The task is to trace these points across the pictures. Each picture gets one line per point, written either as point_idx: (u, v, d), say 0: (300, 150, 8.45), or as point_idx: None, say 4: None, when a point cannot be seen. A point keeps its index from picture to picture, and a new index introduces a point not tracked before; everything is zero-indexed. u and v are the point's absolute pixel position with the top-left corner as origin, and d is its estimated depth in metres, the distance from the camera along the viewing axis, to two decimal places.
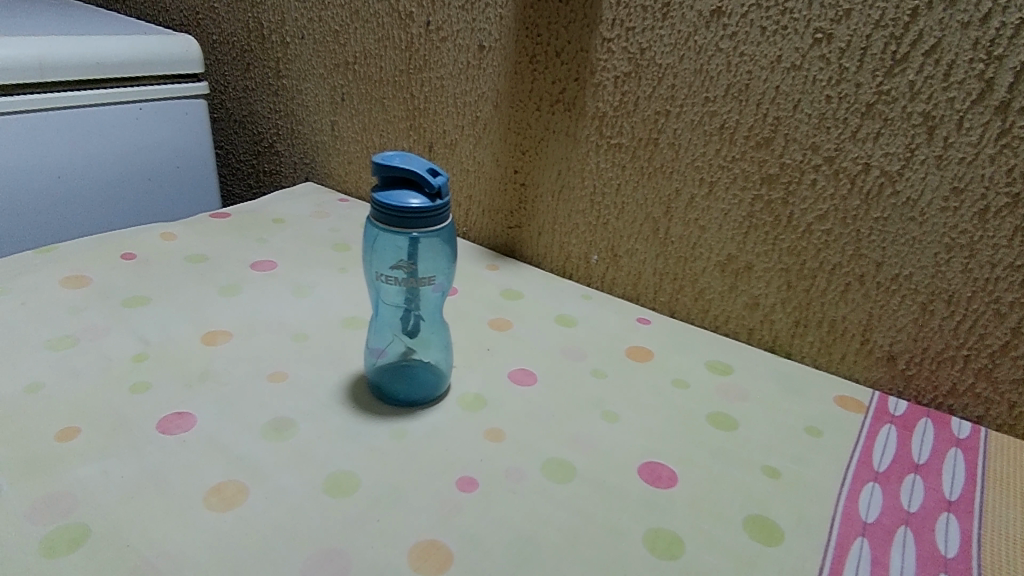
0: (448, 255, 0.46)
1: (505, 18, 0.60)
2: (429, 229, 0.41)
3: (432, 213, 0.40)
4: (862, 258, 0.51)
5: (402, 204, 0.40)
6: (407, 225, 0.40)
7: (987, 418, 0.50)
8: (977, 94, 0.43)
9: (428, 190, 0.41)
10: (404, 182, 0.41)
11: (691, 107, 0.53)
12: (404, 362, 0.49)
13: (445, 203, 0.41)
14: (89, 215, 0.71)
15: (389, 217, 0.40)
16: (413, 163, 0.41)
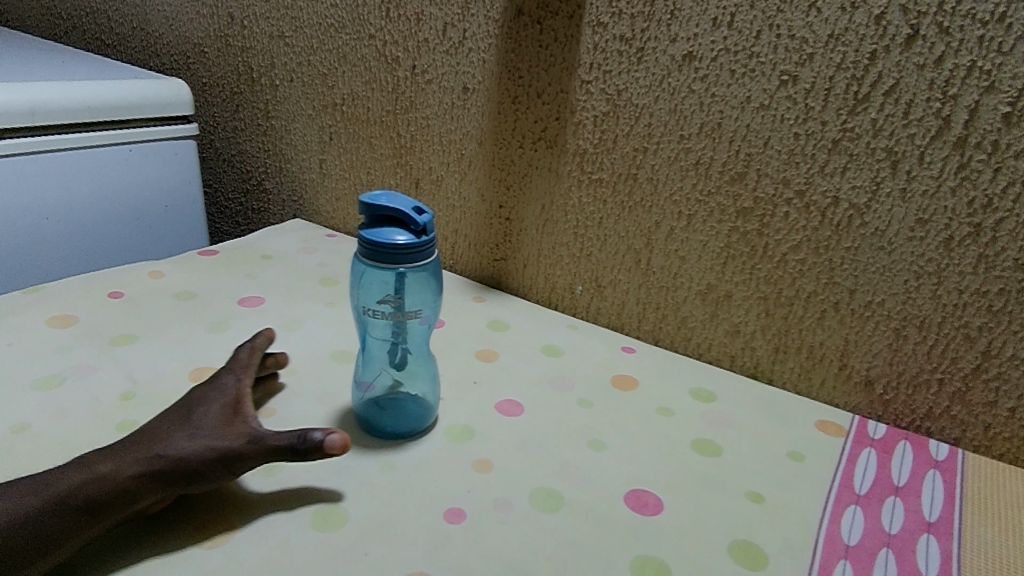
0: (433, 289, 0.47)
1: (488, 62, 0.62)
2: (414, 264, 0.42)
3: (416, 248, 0.42)
4: (836, 286, 0.53)
5: (388, 240, 0.41)
6: (393, 260, 0.41)
7: (964, 440, 0.52)
8: (935, 130, 0.45)
9: (413, 225, 0.42)
10: (390, 218, 0.43)
11: (668, 144, 0.56)
12: (392, 394, 0.50)
13: (429, 238, 0.42)
14: (76, 256, 0.72)
15: (376, 254, 0.42)
16: (399, 202, 0.43)
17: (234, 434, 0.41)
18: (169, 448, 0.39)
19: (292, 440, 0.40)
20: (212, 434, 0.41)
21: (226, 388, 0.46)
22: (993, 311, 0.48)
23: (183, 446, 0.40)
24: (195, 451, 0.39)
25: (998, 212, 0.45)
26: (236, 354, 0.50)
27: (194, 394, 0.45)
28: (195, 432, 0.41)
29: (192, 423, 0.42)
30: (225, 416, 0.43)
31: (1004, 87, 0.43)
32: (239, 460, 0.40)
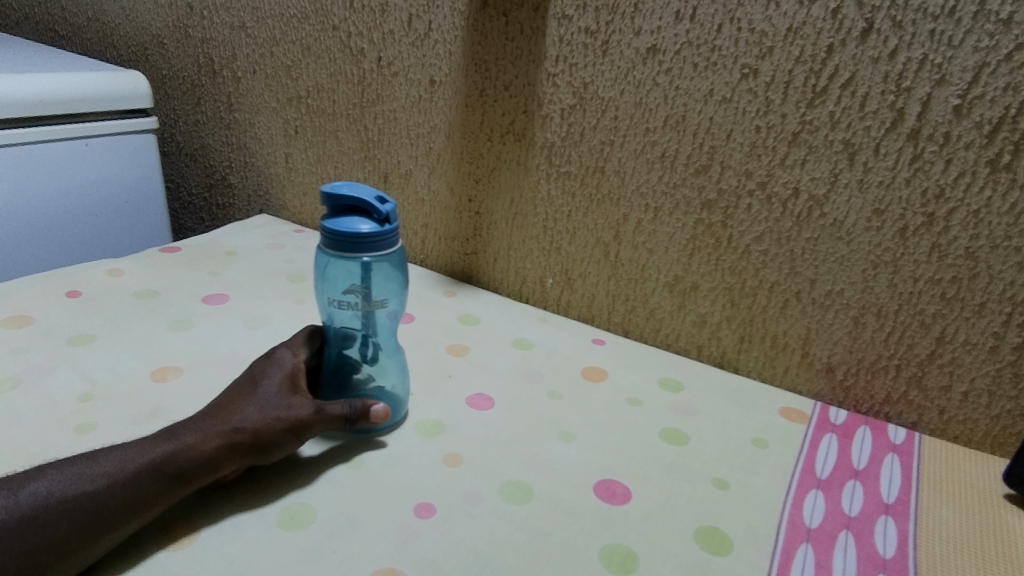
0: (398, 278, 0.46)
1: (454, 54, 0.62)
2: (376, 252, 0.42)
3: (376, 237, 0.41)
4: (797, 276, 0.54)
5: (349, 229, 0.41)
6: (355, 248, 0.41)
7: (921, 423, 0.54)
8: (890, 122, 0.46)
9: (376, 213, 0.42)
10: (352, 207, 0.42)
11: (634, 137, 0.56)
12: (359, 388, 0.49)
13: (390, 227, 0.42)
14: (30, 255, 0.69)
15: (339, 244, 0.41)
16: (361, 192, 0.42)
17: (299, 404, 0.43)
18: (241, 419, 0.42)
19: (345, 410, 0.44)
20: (279, 405, 0.43)
21: (283, 362, 0.47)
22: (946, 298, 0.49)
23: (241, 424, 0.41)
24: (266, 421, 0.42)
25: (949, 202, 0.47)
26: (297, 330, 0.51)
27: (253, 367, 0.47)
28: (263, 401, 0.43)
29: (257, 396, 0.44)
30: (287, 388, 0.45)
31: (954, 80, 0.44)
32: (306, 429, 0.43)
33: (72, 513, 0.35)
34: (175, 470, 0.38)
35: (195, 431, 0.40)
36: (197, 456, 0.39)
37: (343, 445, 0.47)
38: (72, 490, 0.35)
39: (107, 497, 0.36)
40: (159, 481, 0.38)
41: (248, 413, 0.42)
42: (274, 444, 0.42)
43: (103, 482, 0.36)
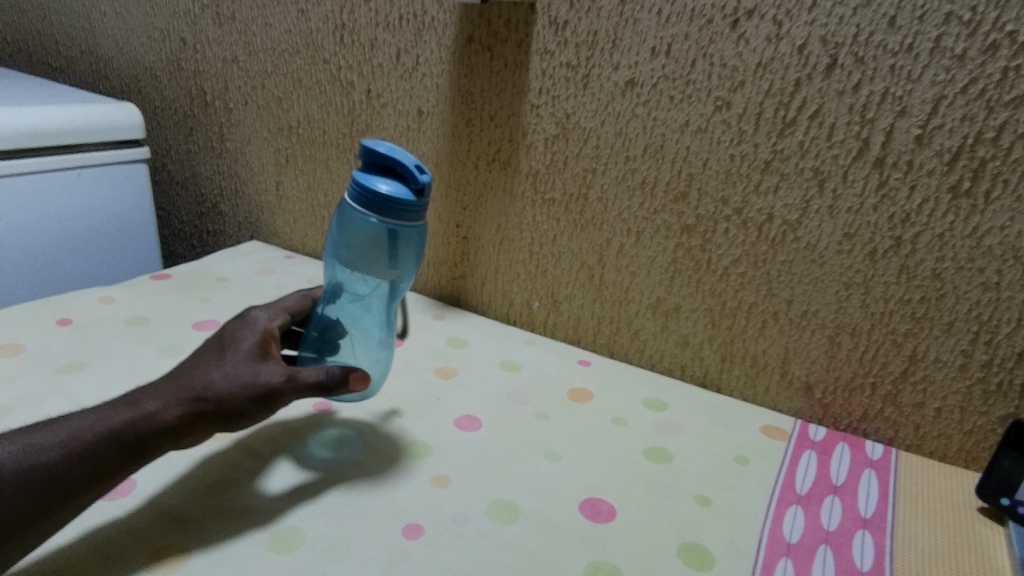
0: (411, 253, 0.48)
1: (441, 87, 0.64)
2: (391, 216, 0.43)
3: (396, 202, 0.43)
4: (774, 297, 0.56)
5: (372, 187, 0.43)
6: (371, 204, 0.43)
7: (897, 439, 0.55)
8: (856, 151, 0.49)
9: (409, 180, 0.44)
10: (386, 167, 0.45)
11: (615, 165, 0.58)
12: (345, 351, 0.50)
13: (412, 197, 0.44)
14: (21, 283, 0.69)
15: (360, 197, 0.44)
16: (404, 156, 0.44)
17: (270, 370, 0.43)
18: (211, 382, 0.41)
19: (321, 376, 0.43)
20: (250, 369, 0.43)
21: (253, 331, 0.46)
22: (916, 317, 0.51)
23: (206, 393, 0.41)
24: (236, 386, 0.41)
25: (915, 227, 0.49)
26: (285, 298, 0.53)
27: (223, 331, 0.46)
28: (234, 364, 0.43)
29: (224, 362, 0.43)
30: (256, 355, 0.44)
31: (914, 112, 0.46)
32: (275, 397, 0.42)
33: (28, 489, 0.34)
34: (142, 459, 0.38)
35: (156, 398, 0.40)
36: (157, 426, 0.39)
37: (322, 476, 0.46)
38: (28, 460, 0.34)
39: (64, 470, 0.35)
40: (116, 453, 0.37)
41: (213, 380, 0.41)
42: (241, 414, 0.42)
43: (60, 451, 0.35)
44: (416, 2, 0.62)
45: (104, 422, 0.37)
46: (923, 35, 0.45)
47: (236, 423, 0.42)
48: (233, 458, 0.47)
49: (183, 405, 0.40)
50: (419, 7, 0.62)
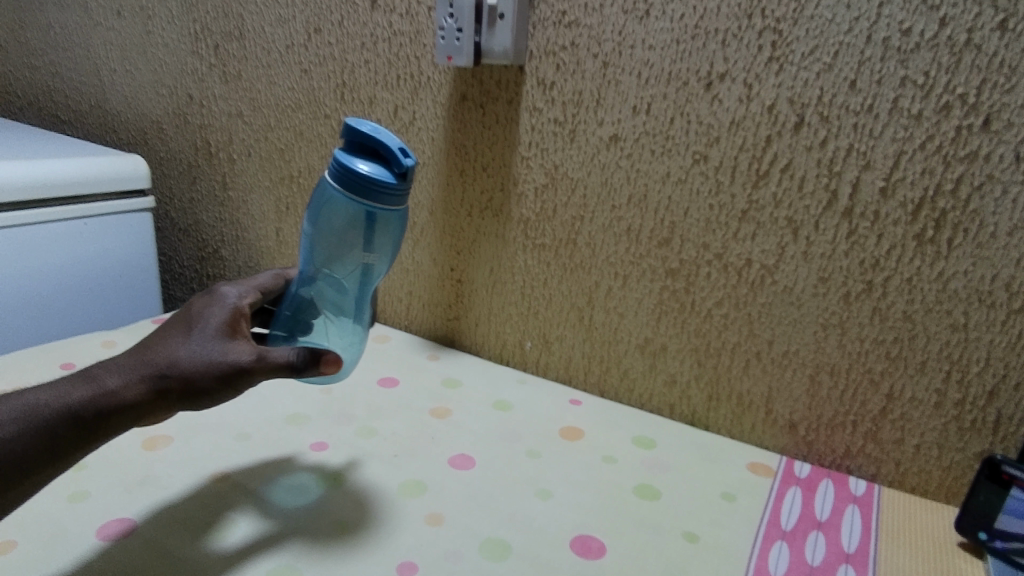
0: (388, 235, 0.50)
1: (436, 140, 0.68)
2: (371, 198, 0.45)
3: (378, 184, 0.45)
4: (756, 338, 0.58)
5: (354, 167, 0.45)
6: (352, 186, 0.45)
7: (880, 475, 0.57)
8: (826, 202, 0.52)
9: (390, 163, 0.46)
10: (368, 147, 0.46)
11: (601, 213, 0.61)
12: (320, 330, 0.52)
13: (393, 180, 0.46)
14: (25, 328, 0.71)
15: (342, 176, 0.45)
16: (387, 138, 0.46)
17: (237, 349, 0.43)
18: (177, 359, 0.42)
19: (291, 355, 0.43)
20: (217, 348, 0.43)
21: (223, 308, 0.47)
22: (891, 357, 0.54)
23: (170, 368, 0.42)
24: (202, 363, 0.42)
25: (885, 271, 0.52)
26: (258, 277, 0.54)
27: (193, 308, 0.47)
28: (201, 342, 0.43)
29: (191, 340, 0.44)
30: (225, 333, 0.45)
31: (878, 166, 0.49)
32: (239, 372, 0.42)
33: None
34: None
35: (118, 375, 0.41)
36: (117, 403, 0.40)
37: (278, 529, 0.46)
38: None
39: (22, 445, 0.36)
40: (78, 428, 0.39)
41: (179, 356, 0.42)
42: (206, 393, 0.42)
43: (17, 426, 0.37)
44: (412, 63, 0.66)
45: (64, 398, 0.39)
46: (882, 96, 0.48)
47: (201, 403, 0.43)
48: (223, 502, 0.49)
49: (146, 383, 0.41)
50: (416, 68, 0.66)
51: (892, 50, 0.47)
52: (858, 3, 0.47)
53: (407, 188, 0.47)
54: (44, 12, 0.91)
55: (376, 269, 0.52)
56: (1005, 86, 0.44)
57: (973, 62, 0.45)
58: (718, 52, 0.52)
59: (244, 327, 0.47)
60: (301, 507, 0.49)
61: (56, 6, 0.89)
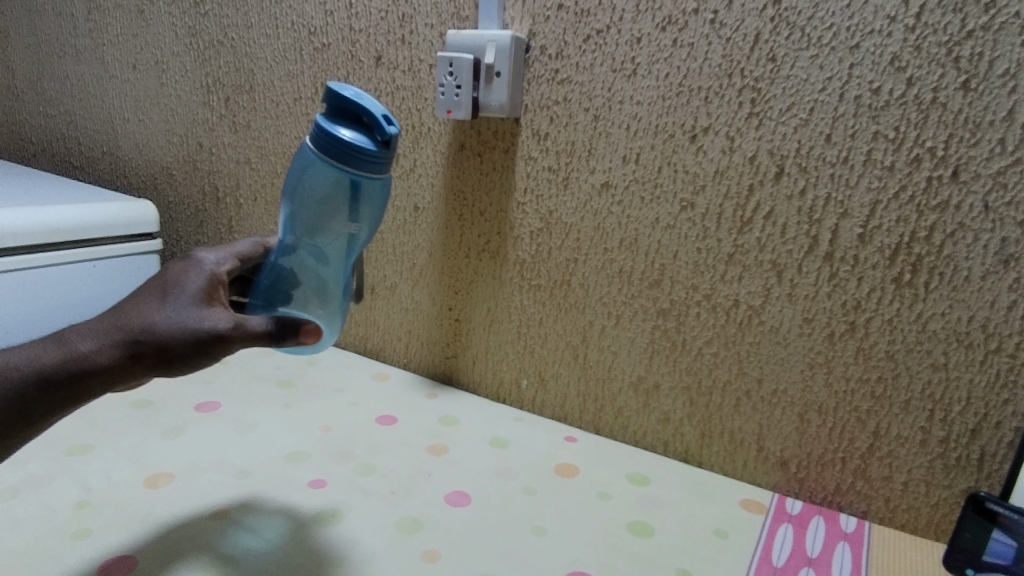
0: (370, 203, 0.51)
1: (435, 186, 0.71)
2: (356, 166, 0.46)
3: (361, 152, 0.46)
4: (745, 377, 0.60)
5: (337, 134, 0.46)
6: (336, 154, 0.46)
7: (870, 512, 0.58)
8: (807, 246, 0.54)
9: (372, 130, 0.46)
10: (349, 114, 0.47)
11: (595, 255, 0.64)
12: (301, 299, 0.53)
13: (375, 148, 0.46)
14: None
15: (324, 142, 0.46)
16: (369, 105, 0.46)
17: (214, 317, 0.46)
18: (153, 322, 0.45)
19: (269, 327, 0.47)
20: (191, 315, 0.46)
21: (199, 275, 0.49)
22: (876, 396, 0.55)
23: (144, 334, 0.44)
24: (176, 328, 0.45)
25: (866, 312, 0.54)
26: (238, 244, 0.56)
27: (169, 271, 0.49)
28: (176, 308, 0.46)
29: (166, 305, 0.46)
30: (201, 300, 0.47)
31: (855, 213, 0.52)
32: (215, 340, 0.45)
33: None
34: None
35: (92, 339, 0.44)
36: (90, 367, 0.43)
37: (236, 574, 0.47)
38: None
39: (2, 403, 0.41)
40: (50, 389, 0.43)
41: (154, 323, 0.45)
42: (180, 359, 0.45)
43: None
44: (414, 115, 0.70)
45: (36, 362, 0.42)
46: (856, 149, 0.51)
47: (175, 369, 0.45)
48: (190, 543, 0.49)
49: (119, 346, 0.44)
50: (417, 119, 0.69)
51: (863, 107, 0.50)
52: (831, 64, 0.50)
53: (390, 156, 0.48)
54: (62, 64, 0.95)
55: (356, 237, 0.53)
56: (970, 141, 0.47)
57: (939, 118, 0.48)
58: (702, 107, 0.56)
59: (221, 294, 0.50)
60: (261, 551, 0.49)
61: (73, 58, 0.93)
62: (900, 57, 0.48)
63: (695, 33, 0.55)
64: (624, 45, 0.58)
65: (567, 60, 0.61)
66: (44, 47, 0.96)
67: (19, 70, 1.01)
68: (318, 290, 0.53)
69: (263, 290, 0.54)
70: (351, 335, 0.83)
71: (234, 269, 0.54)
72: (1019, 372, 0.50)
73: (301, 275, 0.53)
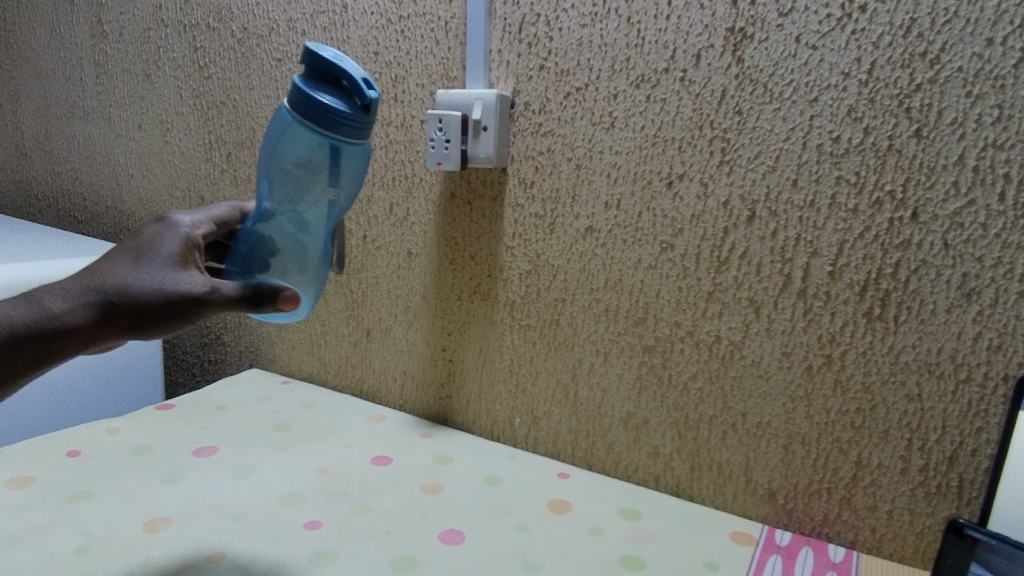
0: (348, 168, 0.54)
1: (428, 232, 0.74)
2: (337, 130, 0.49)
3: (343, 116, 0.48)
4: (730, 410, 0.62)
5: (319, 97, 0.48)
6: (316, 115, 0.48)
7: (858, 542, 0.59)
8: (781, 284, 0.57)
9: (352, 93, 0.49)
10: (328, 76, 0.49)
11: (581, 295, 0.67)
12: (279, 268, 0.54)
13: (355, 110, 0.49)
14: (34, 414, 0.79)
15: (305, 103, 0.48)
16: (348, 69, 0.49)
17: (189, 282, 0.49)
18: (128, 284, 0.48)
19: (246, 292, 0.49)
20: (166, 277, 0.49)
21: (172, 240, 0.52)
22: (856, 427, 0.57)
23: (118, 294, 0.48)
24: (151, 289, 0.48)
25: (841, 345, 0.56)
26: (216, 206, 0.60)
27: (144, 234, 0.52)
28: (152, 270, 0.49)
29: (141, 267, 0.49)
30: (177, 263, 0.50)
31: (824, 253, 0.55)
32: (189, 304, 0.48)
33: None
34: None
35: (66, 299, 0.47)
36: (64, 323, 0.47)
37: None
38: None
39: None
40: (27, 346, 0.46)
41: (128, 284, 0.48)
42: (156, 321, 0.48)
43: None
44: (406, 167, 0.73)
45: (10, 321, 0.46)
46: (821, 194, 0.54)
47: (150, 329, 0.48)
48: None
49: (94, 305, 0.47)
50: (409, 171, 0.73)
51: (825, 154, 0.53)
52: (792, 116, 0.54)
53: (369, 121, 0.51)
54: (70, 124, 1.00)
55: (335, 204, 0.56)
56: (926, 184, 0.50)
57: (896, 164, 0.51)
58: (676, 156, 0.59)
59: (197, 258, 0.53)
60: None
61: (81, 119, 0.98)
62: (856, 109, 0.52)
63: (666, 89, 0.59)
64: (602, 101, 0.62)
65: (549, 114, 0.65)
66: (53, 109, 1.02)
67: (28, 131, 1.06)
68: (296, 258, 0.55)
69: (240, 257, 0.55)
70: (347, 377, 0.85)
71: (212, 232, 0.56)
72: (990, 402, 0.51)
73: (280, 241, 0.54)
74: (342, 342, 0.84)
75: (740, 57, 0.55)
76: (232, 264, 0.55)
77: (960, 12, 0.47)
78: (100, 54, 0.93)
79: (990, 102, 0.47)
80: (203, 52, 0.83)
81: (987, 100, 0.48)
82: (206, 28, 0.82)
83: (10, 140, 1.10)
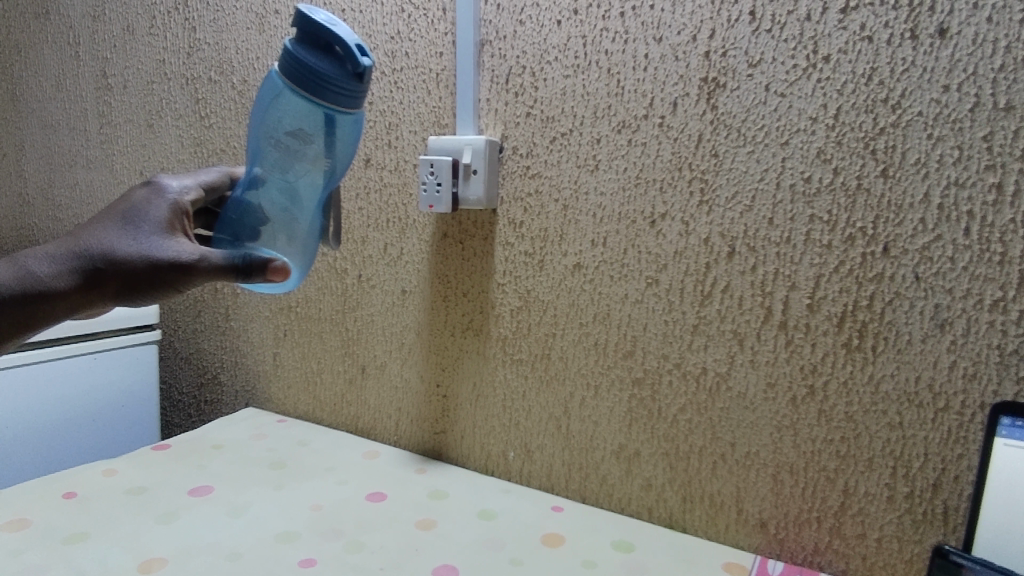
0: (339, 138, 0.55)
1: (421, 271, 0.76)
2: (329, 99, 0.50)
3: (335, 85, 0.49)
4: (719, 440, 0.63)
5: (310, 63, 0.48)
6: (308, 84, 0.49)
7: (850, 570, 0.58)
8: (763, 317, 0.59)
9: (345, 60, 0.49)
10: (320, 40, 0.49)
11: (571, 329, 0.68)
12: (269, 236, 0.56)
13: (347, 78, 0.49)
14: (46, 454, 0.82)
15: (296, 71, 0.49)
16: (342, 34, 0.49)
17: (174, 248, 0.50)
18: (114, 249, 0.50)
19: (239, 265, 0.50)
20: (152, 243, 0.50)
21: (156, 206, 0.54)
22: (841, 455, 0.57)
23: (100, 257, 0.50)
24: (135, 254, 0.50)
25: (823, 375, 0.57)
26: (206, 172, 0.62)
27: (132, 198, 0.54)
28: (138, 236, 0.51)
29: (125, 232, 0.51)
30: (166, 230, 0.53)
31: (802, 286, 0.57)
32: (171, 272, 0.49)
33: None
34: None
35: (53, 264, 0.50)
36: (52, 287, 0.49)
37: None
38: None
39: None
40: (11, 306, 0.49)
41: (110, 248, 0.50)
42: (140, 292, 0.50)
43: None
44: (400, 209, 0.76)
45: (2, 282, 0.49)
46: (796, 231, 0.57)
47: (135, 295, 0.50)
48: None
49: (79, 269, 0.50)
50: (403, 213, 0.76)
51: (798, 194, 0.56)
52: (765, 158, 0.57)
53: (362, 89, 0.51)
54: (72, 172, 1.03)
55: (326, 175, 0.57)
56: (895, 220, 0.53)
57: (865, 202, 0.53)
58: (658, 197, 0.62)
59: (186, 224, 0.55)
60: None
61: (84, 167, 1.01)
62: (825, 151, 0.54)
63: (646, 134, 0.62)
64: (586, 145, 0.65)
65: (536, 158, 0.68)
66: (57, 159, 1.05)
67: (32, 180, 1.09)
68: (285, 227, 0.56)
69: (229, 225, 0.58)
70: (342, 414, 0.86)
71: (198, 199, 0.59)
72: (969, 429, 0.52)
73: (268, 210, 0.57)
74: (337, 378, 0.86)
75: (714, 105, 0.58)
76: (222, 231, 0.58)
77: (917, 61, 0.51)
78: (104, 105, 0.97)
79: (949, 143, 0.50)
80: (204, 103, 0.86)
81: (948, 141, 0.50)
82: (207, 81, 0.86)
83: (14, 188, 1.13)
